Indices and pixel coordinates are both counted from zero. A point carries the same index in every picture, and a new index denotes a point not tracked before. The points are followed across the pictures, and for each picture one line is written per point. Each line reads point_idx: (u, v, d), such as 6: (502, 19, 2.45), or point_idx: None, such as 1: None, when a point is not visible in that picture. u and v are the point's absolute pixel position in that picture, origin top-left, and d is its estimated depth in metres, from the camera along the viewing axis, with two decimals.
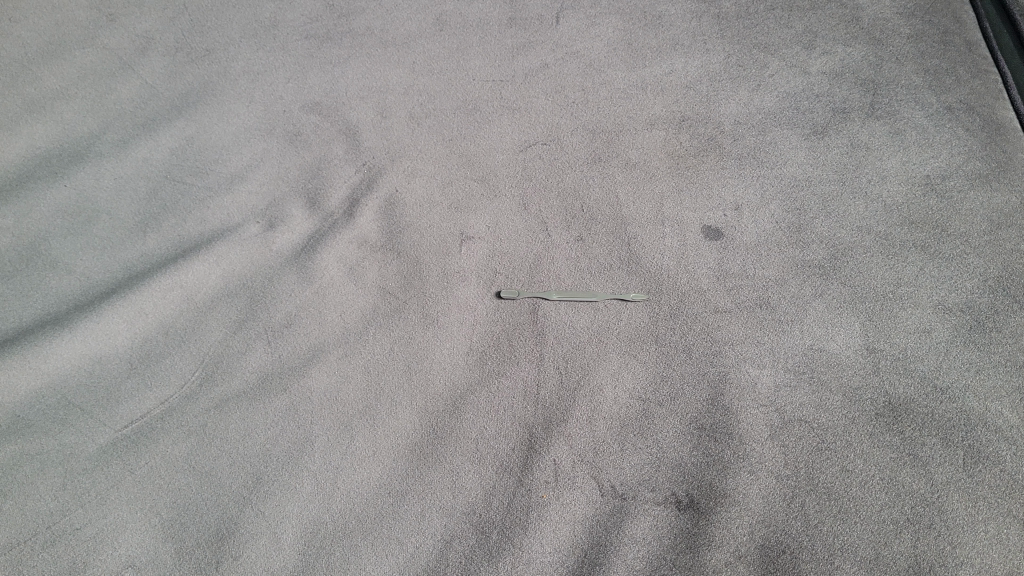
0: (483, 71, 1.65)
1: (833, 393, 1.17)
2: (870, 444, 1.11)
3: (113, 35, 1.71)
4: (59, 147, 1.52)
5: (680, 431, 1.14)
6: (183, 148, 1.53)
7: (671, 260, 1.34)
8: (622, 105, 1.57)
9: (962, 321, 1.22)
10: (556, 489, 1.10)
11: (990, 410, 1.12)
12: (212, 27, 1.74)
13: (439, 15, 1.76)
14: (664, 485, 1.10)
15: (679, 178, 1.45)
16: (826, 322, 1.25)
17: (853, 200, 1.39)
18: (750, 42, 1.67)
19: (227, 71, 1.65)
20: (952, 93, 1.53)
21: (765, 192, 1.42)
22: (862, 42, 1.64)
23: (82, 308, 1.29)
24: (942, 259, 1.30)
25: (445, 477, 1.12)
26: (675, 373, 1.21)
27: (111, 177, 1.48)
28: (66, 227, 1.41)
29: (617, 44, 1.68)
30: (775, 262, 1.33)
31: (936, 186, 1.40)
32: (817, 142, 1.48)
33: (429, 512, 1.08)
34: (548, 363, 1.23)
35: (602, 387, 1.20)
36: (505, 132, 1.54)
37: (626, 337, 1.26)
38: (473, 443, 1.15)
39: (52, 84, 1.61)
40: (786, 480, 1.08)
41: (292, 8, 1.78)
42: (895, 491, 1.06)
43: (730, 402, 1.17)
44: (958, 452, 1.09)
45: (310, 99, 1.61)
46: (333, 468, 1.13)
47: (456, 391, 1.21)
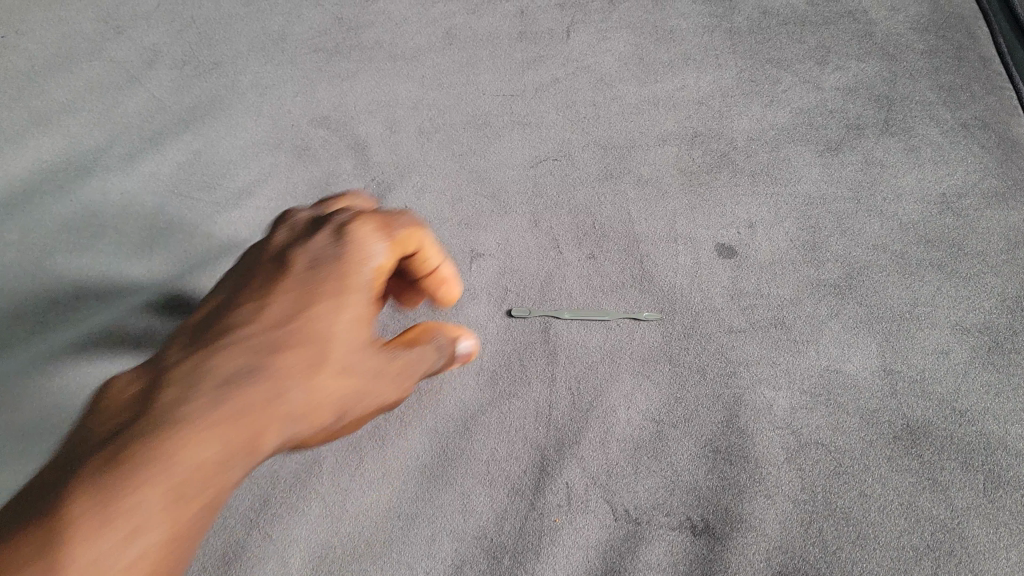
0: (492, 86, 1.62)
1: (850, 416, 1.17)
2: (887, 469, 1.12)
3: (119, 47, 1.67)
4: (64, 161, 1.49)
5: (695, 453, 1.15)
6: (190, 163, 1.51)
7: (684, 279, 1.33)
8: (633, 121, 1.54)
9: (980, 342, 1.23)
10: (569, 513, 1.11)
11: (1010, 433, 1.15)
12: (220, 40, 1.70)
13: (448, 29, 1.72)
14: (679, 509, 1.10)
15: (692, 196, 1.43)
16: (842, 343, 1.24)
17: (868, 219, 1.38)
18: (763, 56, 1.64)
19: (235, 85, 1.62)
20: (967, 109, 1.52)
21: (779, 210, 1.40)
22: (876, 57, 1.62)
23: (89, 333, 1.28)
24: (959, 279, 1.30)
25: (456, 500, 1.13)
26: (689, 395, 1.20)
27: (118, 191, 1.46)
28: (71, 243, 1.39)
29: (629, 59, 1.65)
30: (790, 281, 1.31)
31: (952, 204, 1.39)
32: (831, 159, 1.47)
33: (439, 536, 1.10)
34: (560, 384, 1.22)
35: (615, 409, 1.20)
36: (515, 148, 1.52)
37: (638, 357, 1.25)
38: (484, 465, 1.16)
39: (58, 97, 1.58)
40: (803, 506, 1.10)
41: (299, 21, 1.73)
42: (915, 516, 1.08)
43: (745, 424, 1.17)
44: (978, 476, 1.11)
45: (319, 114, 1.58)
46: (342, 491, 1.14)
47: (467, 412, 1.21)
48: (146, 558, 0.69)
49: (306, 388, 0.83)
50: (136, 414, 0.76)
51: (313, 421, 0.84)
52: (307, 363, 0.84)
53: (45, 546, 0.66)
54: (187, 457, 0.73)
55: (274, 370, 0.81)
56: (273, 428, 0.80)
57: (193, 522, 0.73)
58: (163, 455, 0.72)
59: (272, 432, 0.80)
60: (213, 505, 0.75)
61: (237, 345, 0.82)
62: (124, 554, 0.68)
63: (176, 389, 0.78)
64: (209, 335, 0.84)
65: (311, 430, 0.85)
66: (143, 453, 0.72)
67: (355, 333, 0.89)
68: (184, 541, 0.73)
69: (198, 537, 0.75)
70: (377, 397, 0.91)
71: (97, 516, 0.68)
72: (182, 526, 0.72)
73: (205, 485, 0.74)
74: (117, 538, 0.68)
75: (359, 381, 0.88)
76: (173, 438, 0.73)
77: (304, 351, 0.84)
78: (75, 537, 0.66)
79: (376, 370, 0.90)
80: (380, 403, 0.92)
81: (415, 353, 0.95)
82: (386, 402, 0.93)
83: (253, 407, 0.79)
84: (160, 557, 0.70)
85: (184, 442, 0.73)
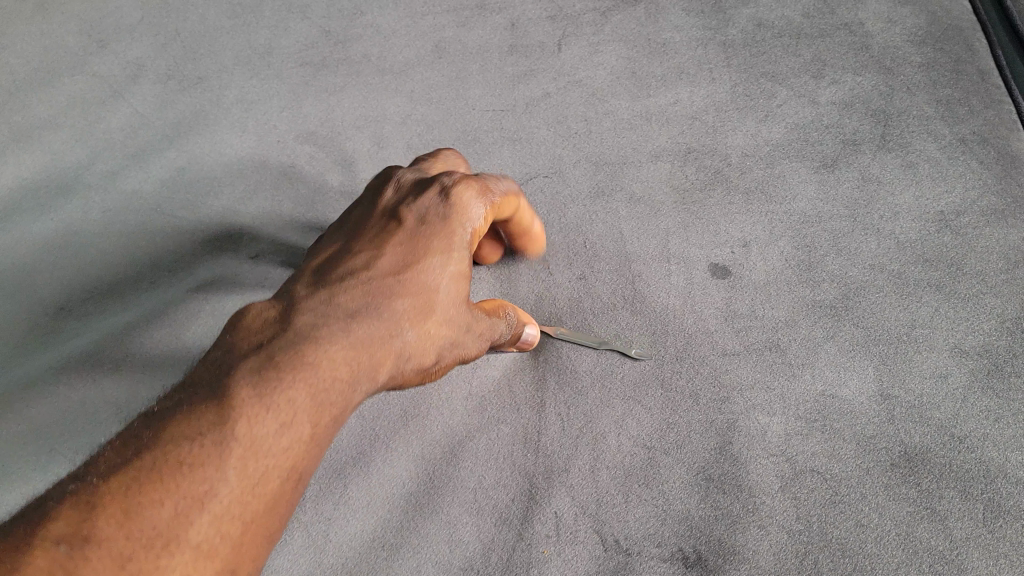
0: (482, 101, 1.59)
1: (846, 443, 1.14)
2: (884, 498, 1.09)
3: (103, 61, 1.64)
4: (45, 179, 1.47)
5: (687, 481, 1.12)
6: (174, 180, 1.48)
7: (676, 300, 1.30)
8: (626, 137, 1.52)
9: (979, 366, 1.21)
10: (558, 544, 1.08)
11: (1010, 460, 1.12)
12: (205, 53, 1.67)
13: (437, 42, 1.69)
14: (671, 539, 1.07)
15: (685, 214, 1.40)
16: (837, 367, 1.21)
17: (865, 237, 1.35)
18: (757, 70, 1.61)
19: (220, 100, 1.59)
20: (966, 124, 1.49)
21: (773, 229, 1.37)
22: (872, 70, 1.59)
23: (66, 355, 1.25)
24: (957, 300, 1.27)
25: (442, 529, 1.10)
26: (681, 421, 1.17)
27: (100, 210, 1.43)
28: (51, 264, 1.36)
29: (621, 73, 1.62)
30: (785, 303, 1.28)
31: (950, 222, 1.36)
32: (827, 176, 1.44)
33: (424, 567, 1.07)
34: (549, 409, 1.20)
35: (605, 435, 1.17)
36: (505, 165, 1.49)
37: (629, 382, 1.22)
38: (472, 493, 1.13)
39: (40, 112, 1.55)
40: (799, 536, 1.07)
41: (286, 33, 1.70)
42: (913, 548, 1.05)
43: (739, 451, 1.14)
44: (978, 505, 1.08)
45: (305, 129, 1.55)
46: (325, 520, 1.12)
47: (454, 438, 1.19)
48: (289, 452, 0.78)
49: (417, 329, 0.94)
50: (280, 331, 0.86)
51: (419, 361, 0.95)
52: (421, 304, 0.95)
53: (203, 433, 0.74)
54: (326, 373, 0.84)
55: (395, 308, 0.93)
56: (389, 361, 0.91)
57: (324, 432, 0.82)
58: (308, 366, 0.83)
59: (390, 362, 0.91)
60: (340, 420, 0.85)
61: (363, 281, 0.94)
62: (271, 447, 0.77)
63: (313, 316, 0.89)
64: (334, 275, 0.95)
65: (415, 368, 0.96)
66: (289, 364, 0.82)
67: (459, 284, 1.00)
68: (317, 445, 0.82)
69: (326, 447, 0.84)
70: (468, 346, 1.02)
71: (255, 406, 0.77)
72: (318, 430, 0.82)
73: (337, 399, 0.84)
74: (267, 433, 0.77)
75: (453, 330, 0.99)
76: (315, 353, 0.84)
77: (418, 294, 0.95)
78: (237, 424, 0.75)
79: (470, 321, 1.02)
80: (468, 354, 1.03)
81: (496, 315, 1.08)
82: (471, 354, 1.04)
83: (375, 337, 0.90)
84: (301, 455, 0.80)
85: (324, 361, 0.84)
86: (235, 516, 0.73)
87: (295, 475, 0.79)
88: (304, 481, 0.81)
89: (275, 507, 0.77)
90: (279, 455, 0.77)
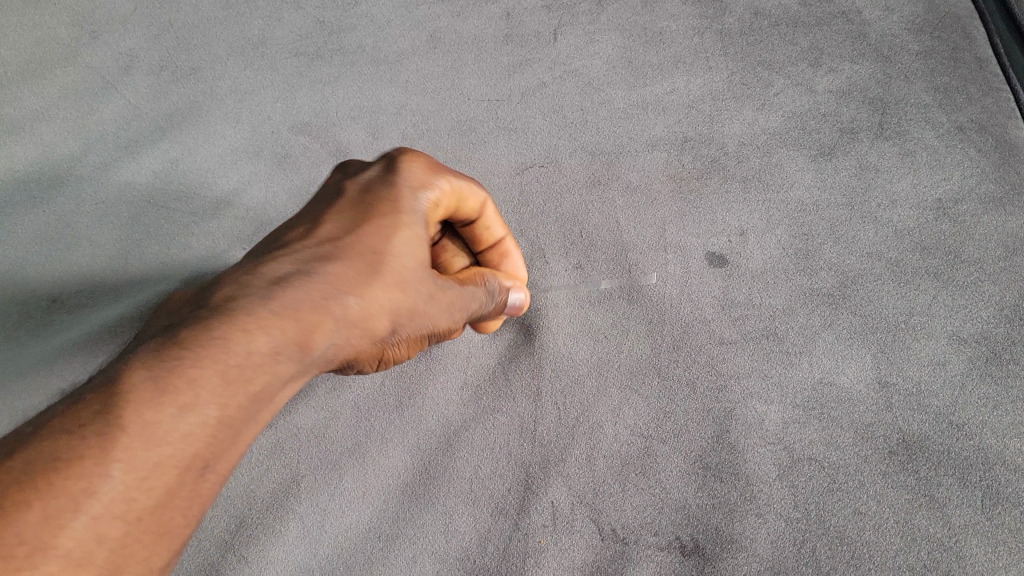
0: (478, 91, 1.58)
1: (844, 431, 1.14)
2: (882, 485, 1.09)
3: (96, 52, 1.63)
4: (38, 171, 1.46)
5: (684, 470, 1.11)
6: (167, 172, 1.47)
7: (673, 289, 1.29)
8: (622, 126, 1.51)
9: (977, 353, 1.20)
10: (554, 534, 1.08)
11: (1009, 448, 1.11)
12: (198, 45, 1.65)
13: (432, 32, 1.68)
14: (668, 528, 1.07)
15: (681, 203, 1.39)
16: (835, 354, 1.21)
17: (862, 225, 1.34)
18: (753, 59, 1.60)
19: (214, 91, 1.58)
20: (963, 112, 1.49)
21: (770, 217, 1.37)
22: (870, 59, 1.58)
23: (58, 348, 1.24)
24: (955, 288, 1.27)
25: (438, 519, 1.10)
26: (678, 410, 1.17)
27: (93, 201, 1.42)
28: (43, 255, 1.35)
29: (617, 62, 1.61)
30: (782, 291, 1.28)
31: (948, 210, 1.36)
32: (824, 164, 1.43)
33: (420, 558, 1.07)
34: (546, 399, 1.19)
35: (601, 424, 1.16)
36: (501, 155, 1.48)
37: (626, 371, 1.21)
38: (467, 483, 1.13)
39: (32, 104, 1.54)
40: (797, 523, 1.06)
41: (280, 24, 1.69)
42: (911, 535, 1.05)
43: (736, 439, 1.14)
44: (976, 493, 1.08)
45: (300, 120, 1.54)
46: (320, 510, 1.12)
47: (449, 428, 1.18)
48: (192, 442, 0.78)
49: (355, 300, 0.92)
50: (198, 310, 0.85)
51: (362, 330, 0.93)
52: (356, 281, 0.93)
53: (90, 423, 0.74)
54: (236, 359, 0.81)
55: (326, 285, 0.91)
56: (317, 338, 0.89)
57: (233, 418, 0.82)
58: (216, 344, 0.81)
59: (320, 339, 0.89)
60: (256, 404, 0.84)
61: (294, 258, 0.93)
62: (166, 437, 0.76)
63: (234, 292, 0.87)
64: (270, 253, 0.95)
65: (356, 343, 0.94)
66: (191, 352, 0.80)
67: (402, 258, 0.97)
68: (225, 432, 0.81)
69: (243, 432, 0.84)
70: (420, 318, 1.00)
71: (148, 393, 0.76)
72: (226, 417, 0.81)
73: (251, 378, 0.82)
74: (157, 427, 0.76)
75: (399, 302, 0.96)
76: (229, 338, 0.82)
77: (354, 270, 0.93)
78: (127, 415, 0.74)
79: (418, 293, 0.98)
80: (422, 325, 1.01)
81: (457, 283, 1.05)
82: (428, 326, 1.02)
83: (302, 319, 0.87)
84: (201, 442, 0.79)
85: (235, 348, 0.82)
86: (118, 514, 0.73)
87: (197, 463, 0.80)
88: (216, 466, 0.82)
89: (175, 494, 0.78)
90: (175, 446, 0.77)
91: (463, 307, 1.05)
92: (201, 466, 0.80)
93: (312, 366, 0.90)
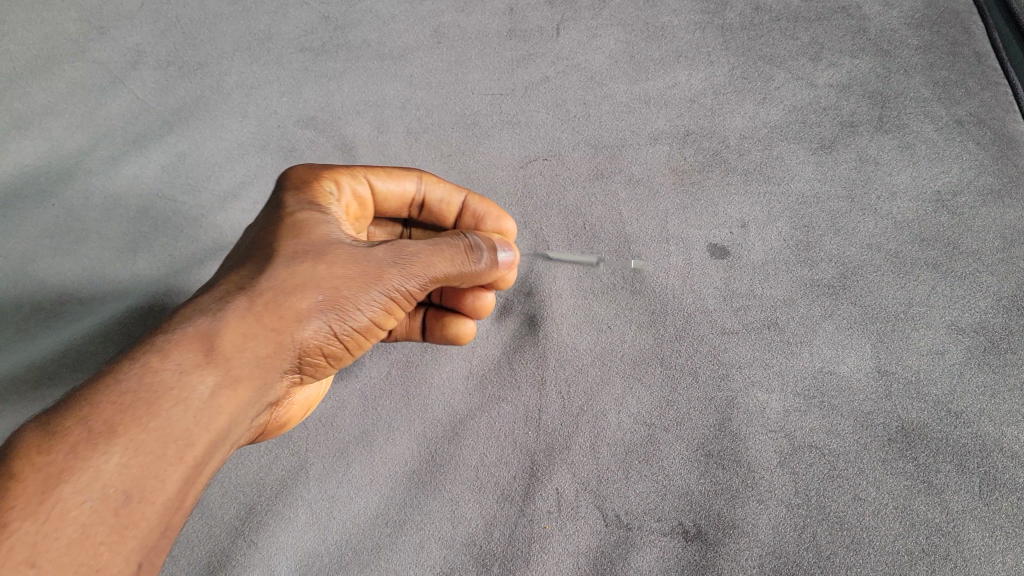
0: (482, 85, 1.60)
1: (845, 419, 1.16)
2: (882, 472, 1.11)
3: (103, 47, 1.65)
4: (47, 164, 1.47)
5: (687, 457, 1.13)
6: (175, 166, 1.49)
7: (676, 280, 1.31)
8: (624, 120, 1.52)
9: (975, 343, 1.22)
10: (559, 520, 1.10)
11: (1006, 435, 1.13)
12: (205, 40, 1.67)
13: (436, 27, 1.70)
14: (671, 514, 1.09)
15: (683, 195, 1.41)
16: (835, 344, 1.23)
17: (862, 217, 1.36)
18: (755, 53, 1.61)
19: (221, 86, 1.60)
20: (962, 106, 1.50)
21: (772, 209, 1.38)
22: (869, 53, 1.60)
23: (70, 339, 1.26)
24: (954, 279, 1.28)
25: (444, 506, 1.12)
26: (681, 398, 1.18)
27: (101, 195, 1.44)
28: (53, 248, 1.37)
29: (619, 57, 1.62)
30: (783, 282, 1.30)
31: (947, 203, 1.37)
32: (824, 157, 1.45)
33: (427, 543, 1.09)
34: (550, 387, 1.21)
35: (605, 413, 1.18)
36: (505, 148, 1.50)
37: (629, 360, 1.23)
38: (473, 470, 1.15)
39: (41, 99, 1.56)
40: (797, 509, 1.08)
41: (285, 19, 1.71)
42: (909, 521, 1.07)
43: (738, 427, 1.15)
44: (974, 479, 1.10)
45: (305, 114, 1.56)
46: (328, 497, 1.14)
47: (455, 417, 1.20)
48: (102, 474, 0.79)
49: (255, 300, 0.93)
50: None
51: (276, 325, 0.94)
52: (262, 269, 0.96)
53: None
54: (142, 379, 0.84)
55: (232, 287, 0.95)
56: (232, 334, 0.90)
57: (150, 443, 0.82)
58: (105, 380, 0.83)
59: (231, 339, 0.90)
60: (177, 420, 0.84)
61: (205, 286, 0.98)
62: (68, 473, 0.77)
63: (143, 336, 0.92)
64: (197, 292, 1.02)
65: (290, 327, 0.95)
66: (96, 388, 0.83)
67: (307, 236, 1.01)
68: (146, 459, 0.81)
69: (172, 458, 0.83)
70: (350, 283, 0.99)
71: (36, 440, 0.78)
72: (139, 443, 0.81)
73: (151, 401, 0.83)
74: (68, 462, 0.77)
75: (315, 273, 0.97)
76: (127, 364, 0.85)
77: (258, 265, 0.97)
78: (20, 463, 0.76)
79: (334, 262, 0.99)
80: (358, 290, 0.99)
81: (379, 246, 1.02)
82: (368, 288, 1.00)
83: (207, 321, 0.90)
84: (110, 474, 0.79)
85: (139, 370, 0.84)
86: (24, 557, 0.73)
87: (121, 496, 0.79)
88: (150, 495, 0.81)
89: (101, 530, 0.77)
90: (90, 480, 0.78)
91: (401, 259, 1.03)
92: (126, 498, 0.80)
93: (242, 364, 0.90)
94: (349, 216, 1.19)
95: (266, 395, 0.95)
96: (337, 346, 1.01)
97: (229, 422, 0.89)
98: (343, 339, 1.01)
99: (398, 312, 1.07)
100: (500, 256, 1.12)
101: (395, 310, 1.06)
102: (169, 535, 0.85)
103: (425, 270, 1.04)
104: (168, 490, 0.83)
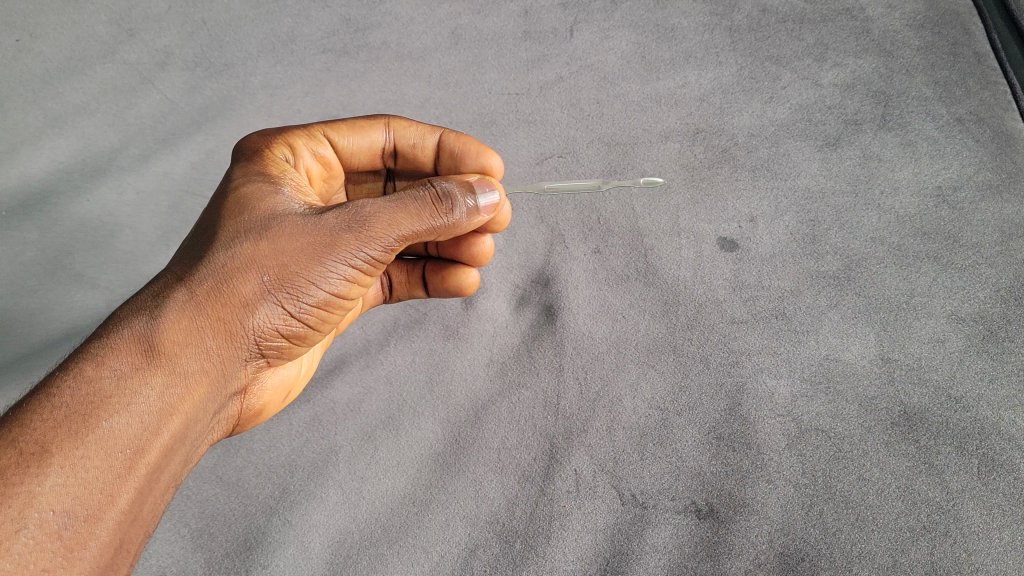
0: (498, 85, 1.65)
1: (849, 403, 1.21)
2: (885, 454, 1.16)
3: (132, 49, 1.70)
4: (80, 162, 1.53)
5: (700, 440, 1.19)
6: (204, 163, 1.55)
7: (687, 272, 1.36)
8: (636, 118, 1.58)
9: (974, 331, 1.27)
10: (578, 499, 1.15)
11: (1003, 419, 1.19)
12: (230, 41, 1.73)
13: (454, 29, 1.75)
14: (684, 493, 1.15)
15: (694, 191, 1.46)
16: (841, 333, 1.28)
17: (866, 212, 1.42)
18: (762, 54, 1.67)
19: (246, 86, 1.66)
20: (962, 105, 1.56)
21: (779, 204, 1.44)
22: (872, 53, 1.65)
23: None
24: (954, 271, 1.34)
25: (469, 486, 1.18)
26: (694, 383, 1.24)
27: (134, 191, 1.50)
28: (89, 241, 1.43)
29: (631, 57, 1.68)
30: (790, 273, 1.35)
31: (947, 197, 1.43)
32: (829, 154, 1.50)
33: (453, 521, 1.15)
34: (568, 373, 1.27)
35: (620, 398, 1.23)
36: (521, 146, 1.56)
37: (643, 348, 1.29)
38: (495, 452, 1.20)
39: (74, 99, 1.62)
40: (804, 489, 1.14)
41: (307, 22, 1.76)
42: (911, 499, 1.12)
43: (748, 411, 1.21)
44: (972, 460, 1.15)
45: (328, 113, 1.61)
46: (358, 478, 1.20)
47: (477, 402, 1.26)
48: (47, 494, 0.80)
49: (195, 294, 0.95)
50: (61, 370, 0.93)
51: (219, 316, 0.96)
52: (205, 256, 0.98)
53: None
54: (79, 393, 0.86)
55: (174, 279, 0.97)
56: (173, 331, 0.93)
57: (91, 458, 0.84)
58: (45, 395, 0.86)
59: (173, 339, 0.93)
60: (119, 429, 0.87)
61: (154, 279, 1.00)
62: (12, 495, 0.78)
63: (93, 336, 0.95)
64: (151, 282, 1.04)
65: (237, 312, 0.97)
66: (32, 408, 0.84)
67: (254, 211, 1.01)
68: (90, 476, 0.83)
69: (119, 471, 0.86)
70: (299, 258, 0.98)
71: None
72: (78, 459, 0.83)
73: (90, 416, 0.85)
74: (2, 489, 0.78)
75: (259, 252, 0.98)
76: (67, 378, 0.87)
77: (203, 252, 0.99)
78: None
79: (279, 240, 0.98)
80: (309, 263, 0.99)
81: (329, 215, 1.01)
82: (321, 259, 0.99)
83: (146, 321, 0.93)
84: (51, 493, 0.81)
85: (76, 383, 0.87)
86: None
87: (62, 518, 0.81)
88: (98, 511, 0.84)
89: (45, 555, 0.79)
90: (26, 507, 0.79)
91: (357, 224, 1.01)
92: (68, 519, 0.81)
93: (188, 361, 0.94)
94: (313, 176, 1.26)
95: (221, 383, 1.00)
96: (295, 324, 1.03)
97: (180, 422, 0.93)
98: (301, 317, 1.03)
99: (363, 279, 1.07)
100: (477, 200, 1.10)
101: (360, 278, 1.05)
102: (123, 548, 0.88)
103: (385, 233, 1.02)
104: (119, 504, 0.86)
